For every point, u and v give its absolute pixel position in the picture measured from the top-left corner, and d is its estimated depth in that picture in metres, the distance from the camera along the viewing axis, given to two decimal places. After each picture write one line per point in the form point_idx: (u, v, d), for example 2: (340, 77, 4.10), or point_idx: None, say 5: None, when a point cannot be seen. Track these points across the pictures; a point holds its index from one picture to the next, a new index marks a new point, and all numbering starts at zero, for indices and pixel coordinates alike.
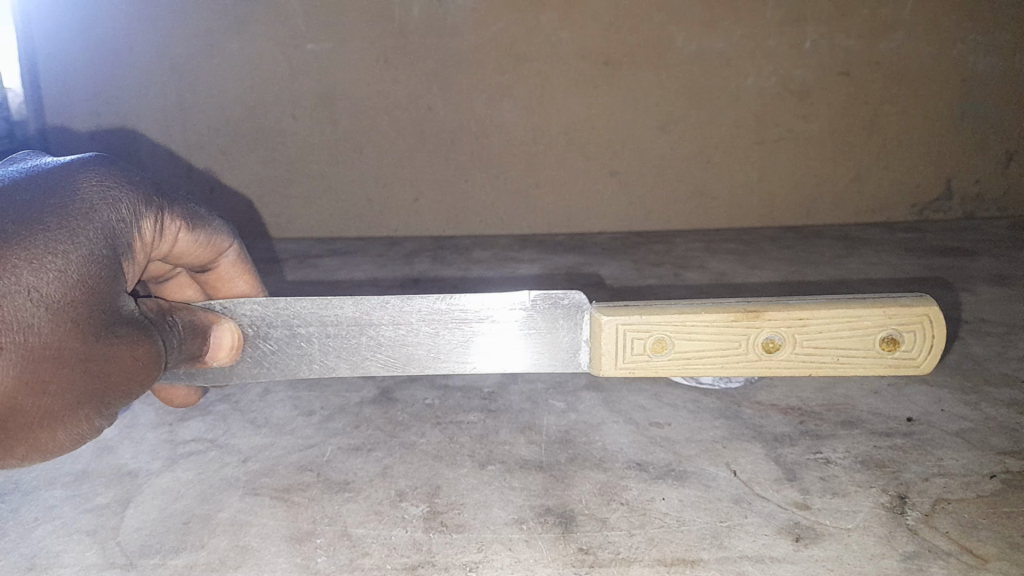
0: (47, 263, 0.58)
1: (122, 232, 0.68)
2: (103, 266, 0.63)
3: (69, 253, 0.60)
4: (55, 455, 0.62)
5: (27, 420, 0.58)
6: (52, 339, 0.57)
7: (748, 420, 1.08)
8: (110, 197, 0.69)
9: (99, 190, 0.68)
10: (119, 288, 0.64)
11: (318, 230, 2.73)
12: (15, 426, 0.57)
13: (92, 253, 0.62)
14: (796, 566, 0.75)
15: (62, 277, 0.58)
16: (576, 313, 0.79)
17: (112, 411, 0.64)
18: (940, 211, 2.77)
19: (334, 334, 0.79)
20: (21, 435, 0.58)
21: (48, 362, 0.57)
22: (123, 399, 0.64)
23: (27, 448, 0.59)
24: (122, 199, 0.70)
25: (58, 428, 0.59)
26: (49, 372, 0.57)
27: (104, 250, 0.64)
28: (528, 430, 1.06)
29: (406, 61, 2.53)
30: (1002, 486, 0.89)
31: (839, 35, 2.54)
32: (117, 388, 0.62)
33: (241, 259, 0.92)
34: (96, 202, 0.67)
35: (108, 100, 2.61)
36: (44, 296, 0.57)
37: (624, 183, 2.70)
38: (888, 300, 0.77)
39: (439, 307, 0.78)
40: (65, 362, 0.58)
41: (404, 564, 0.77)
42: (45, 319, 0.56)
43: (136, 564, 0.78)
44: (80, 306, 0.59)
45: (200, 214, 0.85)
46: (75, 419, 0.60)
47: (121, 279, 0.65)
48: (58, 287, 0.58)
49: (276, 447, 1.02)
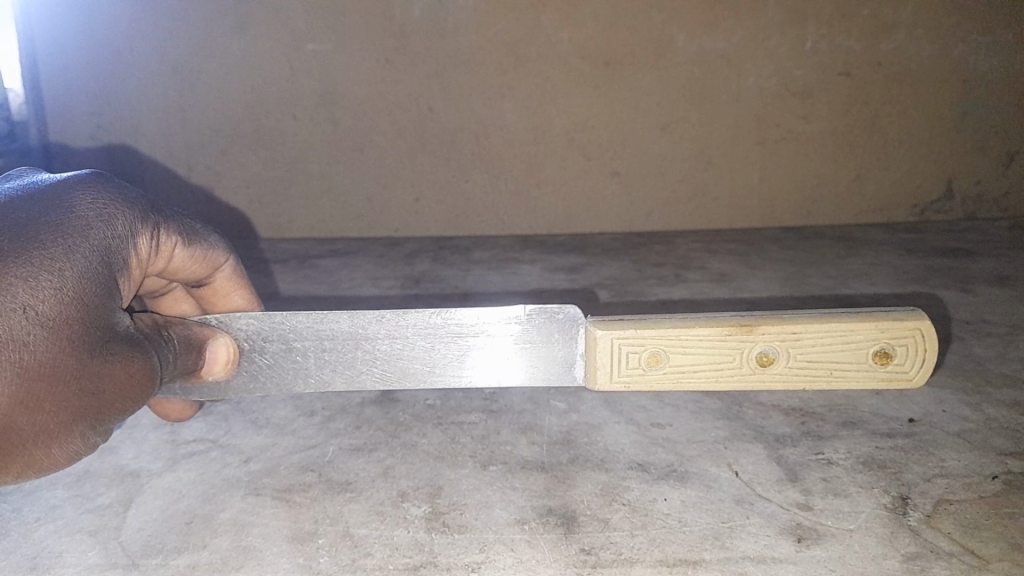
0: (43, 281, 0.59)
1: (117, 249, 0.69)
2: (99, 283, 0.63)
3: (64, 271, 0.60)
4: (52, 471, 0.62)
5: (22, 438, 0.58)
6: (47, 356, 0.57)
7: (749, 421, 1.08)
8: (106, 214, 0.69)
9: (95, 207, 0.69)
10: (114, 305, 0.65)
11: (318, 230, 2.73)
12: (10, 444, 0.58)
13: (88, 270, 0.63)
14: (798, 567, 0.75)
15: (59, 295, 0.59)
16: (571, 328, 0.79)
17: (108, 427, 0.65)
18: (941, 212, 2.77)
19: (329, 348, 0.79)
20: (18, 453, 0.59)
21: (43, 379, 0.57)
22: (119, 415, 0.64)
23: (22, 466, 0.59)
24: (118, 216, 0.70)
25: (52, 446, 0.60)
26: (44, 388, 0.58)
27: (99, 267, 0.64)
28: (529, 430, 1.06)
29: (405, 60, 2.53)
30: (1004, 486, 0.90)
31: (839, 36, 2.54)
32: (112, 404, 0.63)
33: (236, 272, 0.92)
34: (92, 219, 0.67)
35: (109, 101, 2.61)
36: (39, 314, 0.58)
37: (625, 184, 2.70)
38: (880, 315, 0.77)
39: (434, 321, 0.78)
40: (59, 379, 0.58)
41: (406, 564, 0.77)
42: (39, 336, 0.57)
43: (138, 564, 0.78)
44: (76, 323, 0.60)
45: (195, 229, 0.85)
46: (70, 436, 0.61)
47: (115, 295, 0.66)
48: (54, 305, 0.58)
49: (278, 447, 1.02)
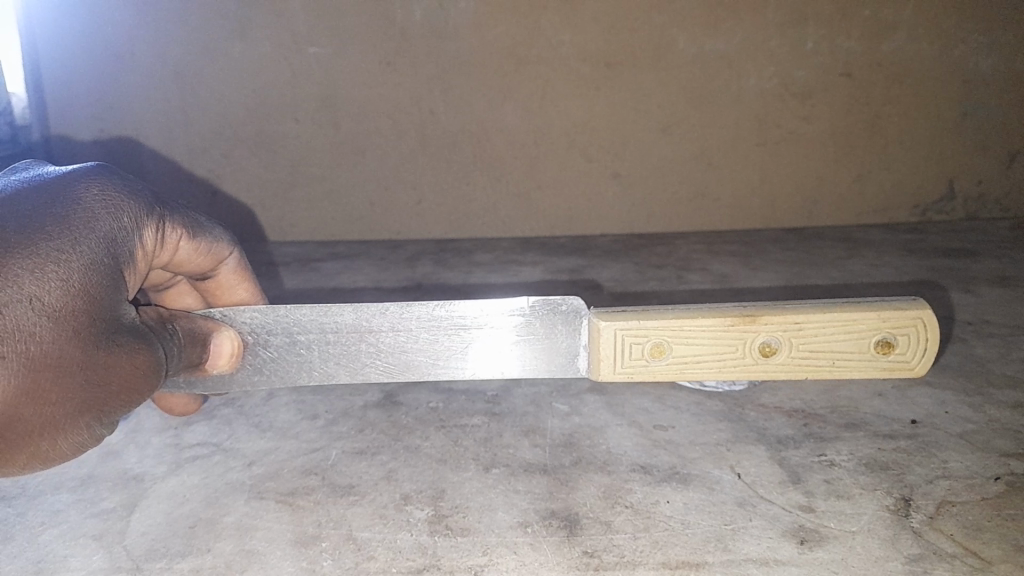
0: (49, 272, 0.59)
1: (123, 240, 0.69)
2: (104, 274, 0.63)
3: (70, 262, 0.61)
4: (56, 464, 0.62)
5: (27, 429, 0.58)
6: (53, 348, 0.58)
7: (752, 423, 1.08)
8: (112, 206, 0.69)
9: (100, 199, 0.69)
10: (119, 298, 0.65)
11: (320, 233, 2.74)
12: (15, 436, 0.58)
13: (93, 261, 0.63)
14: (802, 569, 0.76)
15: (65, 286, 0.59)
16: (574, 319, 0.79)
17: (112, 419, 0.65)
18: (943, 212, 2.77)
19: (334, 341, 0.79)
20: (22, 444, 0.59)
21: (50, 370, 0.58)
22: (122, 408, 0.65)
23: (27, 458, 0.59)
24: (123, 208, 0.70)
25: (57, 438, 0.60)
26: (51, 379, 0.58)
27: (104, 258, 0.64)
28: (532, 433, 1.06)
29: (406, 63, 2.53)
30: (1006, 488, 0.90)
31: (840, 36, 2.54)
32: (116, 396, 0.63)
33: (241, 266, 0.92)
34: (97, 211, 0.67)
35: (110, 105, 2.62)
36: (45, 305, 0.58)
37: (626, 185, 2.70)
38: (881, 304, 0.78)
39: (438, 313, 0.79)
40: (65, 370, 0.58)
41: (410, 567, 0.77)
42: (45, 327, 0.57)
43: (142, 568, 0.79)
44: (81, 314, 0.60)
45: (199, 223, 0.85)
46: (75, 428, 0.61)
47: (120, 287, 0.66)
48: (59, 296, 0.59)
49: (281, 451, 1.02)
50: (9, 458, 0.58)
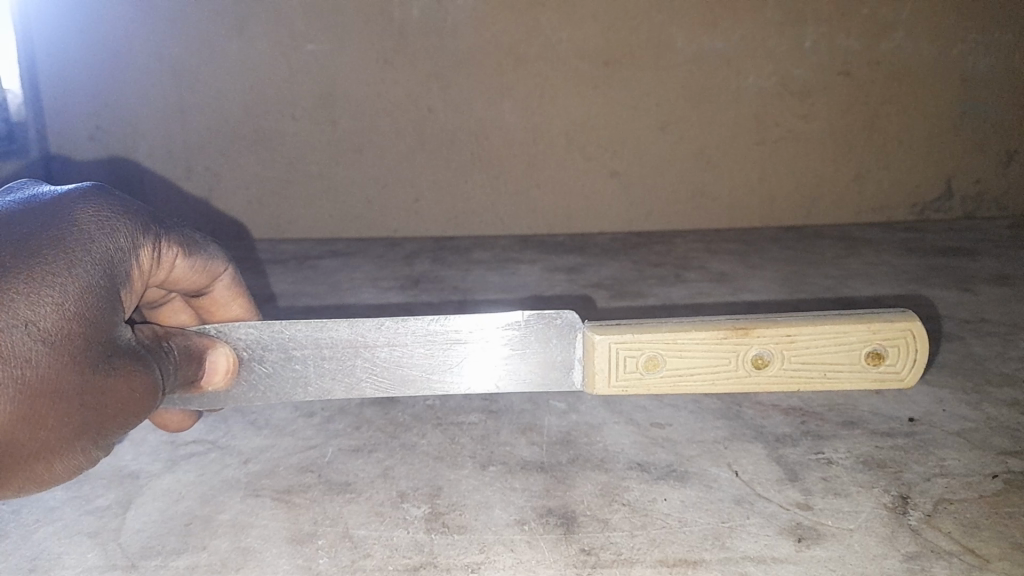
0: (45, 296, 0.59)
1: (121, 261, 0.68)
2: (102, 296, 0.63)
3: (67, 285, 0.60)
4: (54, 485, 0.62)
5: (24, 452, 0.58)
6: (50, 372, 0.57)
7: (749, 421, 1.08)
8: (108, 227, 0.68)
9: (96, 220, 0.68)
10: (117, 319, 0.64)
11: (318, 230, 2.73)
12: (11, 459, 0.58)
13: (91, 283, 0.62)
14: (799, 567, 0.75)
15: (61, 310, 0.59)
16: (569, 332, 0.78)
17: (110, 440, 0.65)
18: (941, 211, 2.77)
19: (329, 357, 0.78)
20: (19, 467, 0.59)
21: (45, 395, 0.58)
22: (120, 429, 0.64)
23: (24, 479, 0.60)
24: (121, 228, 0.69)
25: (54, 460, 0.60)
26: (46, 404, 0.58)
27: (102, 280, 0.64)
28: (529, 430, 1.06)
29: (405, 61, 2.53)
30: (1004, 486, 0.89)
31: (839, 36, 2.54)
32: (114, 418, 0.63)
33: (235, 283, 0.91)
34: (94, 232, 0.66)
35: (108, 103, 2.61)
36: (41, 331, 0.58)
37: (624, 184, 2.70)
38: (872, 316, 0.78)
39: (433, 328, 0.78)
40: (60, 394, 0.58)
41: (406, 565, 0.77)
42: (41, 352, 0.57)
43: (138, 565, 0.78)
44: (78, 338, 0.60)
45: (196, 240, 0.84)
46: (71, 451, 0.61)
47: (118, 308, 0.65)
48: (55, 320, 0.58)
49: (277, 448, 1.02)
50: (6, 479, 0.59)
